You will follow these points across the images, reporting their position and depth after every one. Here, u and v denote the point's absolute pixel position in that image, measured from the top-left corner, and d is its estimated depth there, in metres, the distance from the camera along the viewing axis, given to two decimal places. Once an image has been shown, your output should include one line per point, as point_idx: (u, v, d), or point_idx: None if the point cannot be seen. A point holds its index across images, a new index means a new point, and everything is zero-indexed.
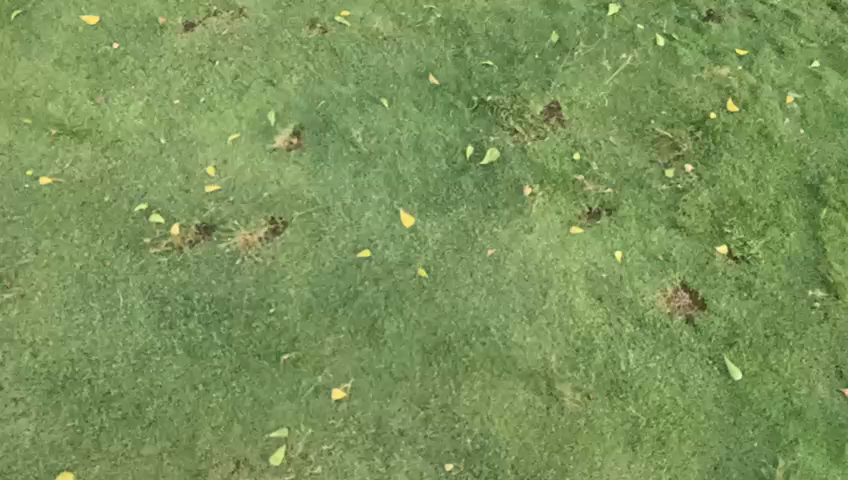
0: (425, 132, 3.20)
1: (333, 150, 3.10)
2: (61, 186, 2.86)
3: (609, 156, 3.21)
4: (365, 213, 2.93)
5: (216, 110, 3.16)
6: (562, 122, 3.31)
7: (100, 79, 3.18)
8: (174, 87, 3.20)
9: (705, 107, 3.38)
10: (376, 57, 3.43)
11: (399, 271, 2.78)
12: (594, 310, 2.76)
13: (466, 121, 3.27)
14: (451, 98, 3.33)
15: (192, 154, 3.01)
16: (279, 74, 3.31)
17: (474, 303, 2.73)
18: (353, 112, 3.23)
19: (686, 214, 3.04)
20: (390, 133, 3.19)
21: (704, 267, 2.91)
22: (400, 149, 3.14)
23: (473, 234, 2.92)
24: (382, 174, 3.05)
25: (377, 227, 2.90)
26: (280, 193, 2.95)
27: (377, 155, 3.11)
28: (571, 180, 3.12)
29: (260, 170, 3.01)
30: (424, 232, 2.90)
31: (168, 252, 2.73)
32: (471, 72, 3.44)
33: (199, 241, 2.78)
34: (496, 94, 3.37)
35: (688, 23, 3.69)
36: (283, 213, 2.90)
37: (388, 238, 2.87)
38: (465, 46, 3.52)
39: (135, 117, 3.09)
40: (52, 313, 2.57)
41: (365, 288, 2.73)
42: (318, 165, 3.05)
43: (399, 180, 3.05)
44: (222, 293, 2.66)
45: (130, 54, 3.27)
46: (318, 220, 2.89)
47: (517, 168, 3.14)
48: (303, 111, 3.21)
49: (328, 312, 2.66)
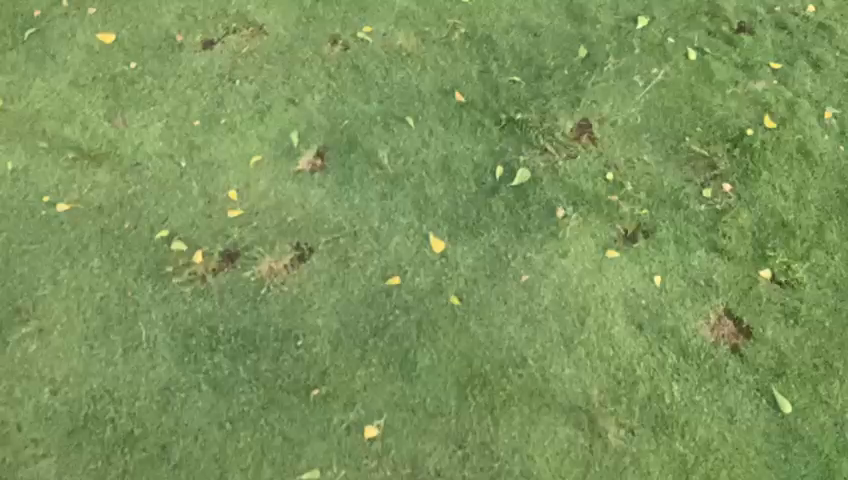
0: (453, 153, 3.10)
1: (359, 172, 3.00)
2: (79, 212, 2.76)
3: (643, 176, 3.10)
4: (393, 238, 2.83)
5: (237, 131, 3.07)
6: (593, 140, 3.20)
7: (118, 99, 3.09)
8: (193, 108, 3.11)
9: (741, 123, 3.27)
10: (400, 74, 3.33)
11: (431, 299, 2.68)
12: (634, 339, 2.64)
13: (494, 140, 3.16)
14: (478, 116, 3.23)
15: (214, 177, 2.93)
16: (300, 93, 3.22)
17: (509, 333, 2.62)
18: (378, 132, 3.13)
19: (726, 236, 2.92)
20: (416, 153, 3.08)
21: (748, 292, 2.79)
22: (428, 170, 3.03)
23: (506, 259, 2.81)
24: (410, 197, 2.95)
25: (406, 252, 2.79)
26: (305, 218, 2.85)
27: (404, 176, 3.00)
28: (606, 200, 3.01)
29: (284, 194, 2.92)
30: (455, 257, 2.80)
31: (191, 282, 2.63)
32: (498, 89, 3.33)
33: (222, 268, 2.68)
34: (524, 111, 3.26)
35: (719, 36, 3.59)
36: (308, 238, 2.80)
37: (418, 264, 2.76)
38: (490, 62, 3.42)
39: (154, 140, 3.00)
40: (72, 347, 2.46)
41: (396, 318, 2.62)
42: (343, 187, 2.95)
43: (428, 202, 2.94)
44: (248, 324, 2.56)
45: (148, 74, 3.18)
46: (345, 245, 2.79)
47: (549, 189, 3.02)
48: (327, 132, 3.12)
49: (358, 342, 2.55)
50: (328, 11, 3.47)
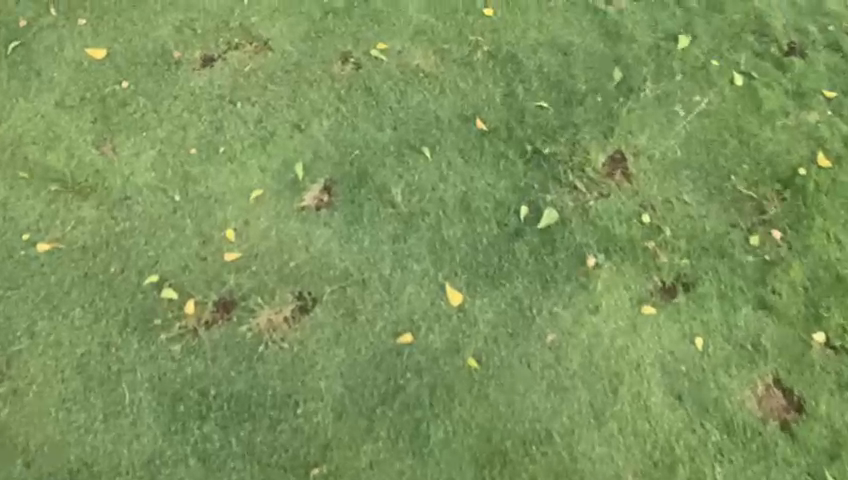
0: (473, 189, 2.81)
1: (369, 210, 2.72)
2: (62, 253, 2.52)
3: (683, 219, 2.80)
4: (406, 288, 2.56)
5: (237, 161, 2.80)
6: (628, 176, 2.90)
7: (107, 123, 2.82)
8: (189, 133, 2.84)
9: (792, 161, 2.95)
10: (416, 97, 3.04)
11: (446, 361, 2.42)
12: (672, 412, 2.38)
13: (519, 175, 2.87)
14: (502, 147, 2.93)
15: (210, 214, 2.67)
16: (307, 118, 2.94)
17: (533, 402, 2.36)
18: (391, 164, 2.85)
19: (776, 292, 2.63)
20: (433, 189, 2.80)
21: (800, 360, 2.51)
22: (445, 209, 2.75)
23: (530, 315, 2.54)
24: (425, 239, 2.67)
25: (420, 305, 2.52)
26: (308, 262, 2.59)
27: (419, 215, 2.72)
28: (642, 247, 2.72)
29: (286, 234, 2.65)
30: (473, 312, 2.52)
31: (181, 337, 2.39)
32: (523, 115, 3.03)
33: (216, 320, 2.43)
34: (552, 142, 2.96)
35: (768, 58, 3.25)
36: (311, 286, 2.53)
37: (433, 319, 2.50)
38: (515, 84, 3.11)
39: (146, 170, 2.73)
40: (49, 412, 2.24)
41: (407, 383, 2.36)
42: (351, 227, 2.68)
43: (445, 247, 2.66)
44: (243, 387, 2.31)
45: (141, 94, 2.90)
46: (352, 294, 2.52)
47: (579, 233, 2.73)
48: (334, 162, 2.83)
49: (365, 410, 2.30)
50: (339, 25, 3.17)
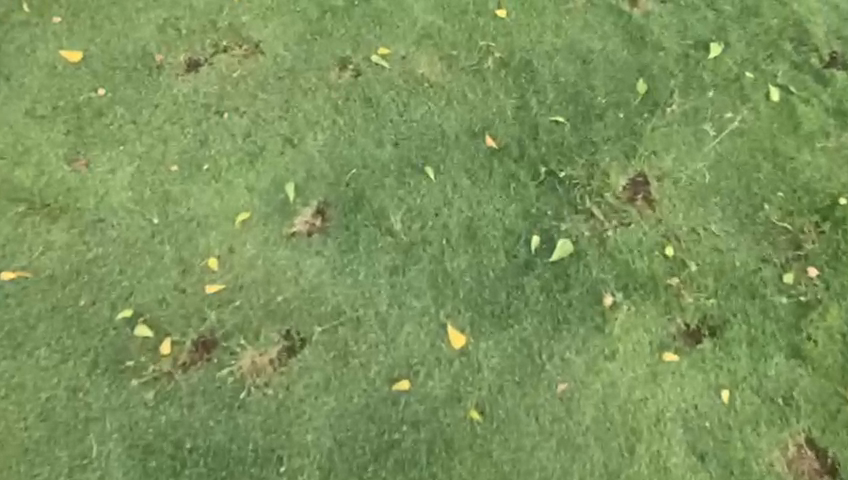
0: (480, 214, 2.55)
1: (365, 238, 2.47)
2: (28, 283, 2.32)
3: (710, 253, 2.55)
4: (403, 327, 2.32)
5: (222, 180, 2.55)
6: (650, 203, 2.64)
7: (81, 136, 2.59)
8: (170, 148, 2.59)
9: (832, 189, 2.69)
10: (420, 109, 2.75)
11: (446, 412, 2.20)
12: (694, 475, 2.18)
13: (531, 199, 2.60)
14: (513, 167, 2.65)
15: (192, 239, 2.44)
16: (299, 131, 2.67)
17: (541, 461, 2.15)
18: (391, 185, 2.58)
19: (810, 339, 2.40)
20: (436, 214, 2.54)
21: (836, 417, 2.29)
22: (448, 238, 2.50)
23: (539, 360, 2.30)
24: (426, 272, 2.43)
25: (418, 347, 2.29)
26: (297, 297, 2.35)
27: (419, 245, 2.47)
28: (664, 285, 2.47)
29: (274, 264, 2.41)
30: (477, 356, 2.29)
31: (156, 381, 2.19)
32: (537, 131, 2.75)
33: (195, 363, 2.23)
34: (568, 163, 2.69)
35: (807, 70, 2.96)
36: (300, 324, 2.31)
37: (433, 364, 2.27)
38: (529, 95, 2.82)
39: (122, 190, 2.51)
40: (10, 464, 2.07)
41: (403, 437, 2.16)
42: (345, 257, 2.43)
43: (448, 281, 2.42)
44: (222, 439, 2.12)
45: (118, 103, 2.66)
46: (344, 334, 2.30)
47: (596, 267, 2.48)
48: (328, 182, 2.57)
49: (356, 467, 2.11)
50: (337, 26, 2.89)
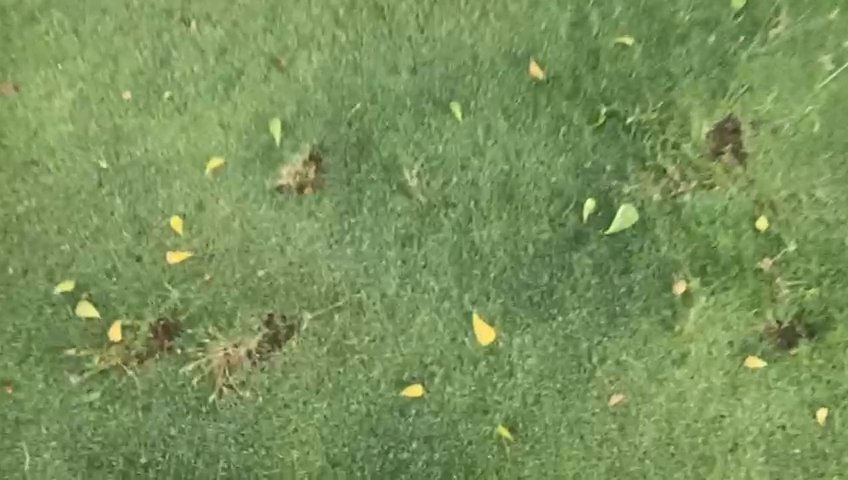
0: (520, 168, 1.95)
1: (371, 196, 1.91)
2: None
3: (817, 226, 1.95)
4: (417, 315, 1.82)
5: (189, 112, 1.95)
6: (741, 158, 1.98)
7: (6, 48, 1.97)
8: (121, 67, 1.97)
9: None
10: (446, 25, 2.00)
11: (468, 428, 1.74)
12: None
13: (586, 149, 1.98)
14: (565, 106, 1.99)
15: (150, 191, 1.90)
16: (289, 48, 1.97)
17: None
18: (406, 125, 1.95)
19: None
20: (463, 166, 1.94)
21: None
22: (478, 199, 1.93)
23: (589, 364, 1.81)
24: (448, 244, 1.89)
25: (436, 343, 1.80)
26: (283, 272, 1.85)
27: (441, 207, 1.91)
28: (753, 268, 1.92)
29: (253, 228, 1.88)
30: (509, 356, 1.81)
31: (103, 376, 1.74)
32: (598, 57, 2.01)
33: (153, 353, 1.77)
34: (637, 101, 2.00)
35: None
36: (286, 306, 1.82)
37: (453, 364, 1.79)
38: (589, 8, 2.01)
39: (60, 122, 1.94)
40: None
41: (414, 459, 1.72)
42: (344, 220, 1.89)
43: (476, 257, 1.89)
44: (187, 453, 1.70)
45: (54, 3, 1.98)
46: (342, 322, 1.81)
47: (667, 243, 1.93)
48: (325, 120, 1.95)
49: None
50: None
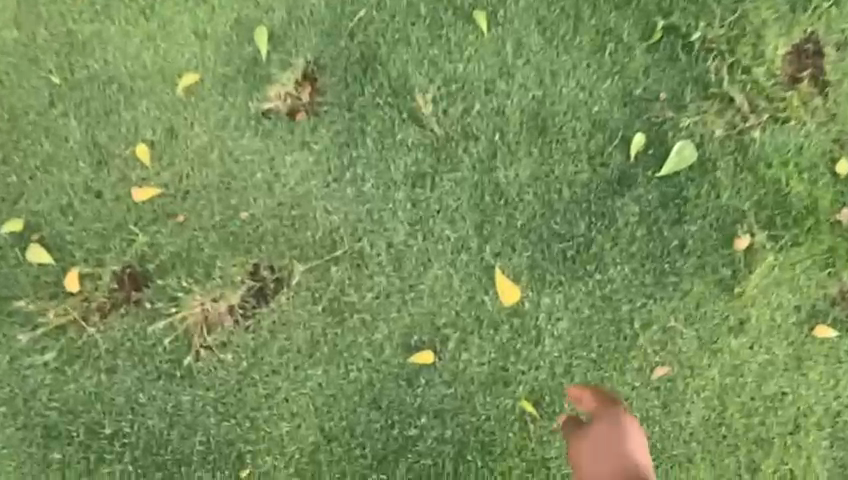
0: (556, 95, 1.61)
1: (376, 124, 1.58)
2: None
3: None
4: (429, 269, 1.54)
5: (155, 17, 1.58)
6: (825, 85, 1.63)
7: None
8: None
9: None
10: None
11: (486, 402, 1.49)
12: None
13: (637, 73, 1.62)
14: (614, 17, 1.62)
15: (111, 114, 1.57)
16: None
17: None
18: (419, 38, 1.59)
19: None
20: (487, 90, 1.60)
21: None
22: (504, 131, 1.60)
23: (629, 331, 1.54)
24: (468, 185, 1.58)
25: (450, 304, 1.53)
26: (270, 216, 1.55)
27: (460, 141, 1.59)
28: (830, 222, 1.60)
29: (234, 161, 1.57)
30: (536, 320, 1.53)
31: (60, 332, 1.49)
32: None
33: (118, 306, 1.51)
34: (704, 12, 1.62)
35: None
36: (273, 255, 1.53)
37: (470, 328, 1.52)
38: None
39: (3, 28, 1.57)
40: None
41: (422, 437, 1.47)
42: (344, 154, 1.57)
43: (500, 201, 1.58)
44: (159, 423, 1.46)
45: None
46: (340, 276, 1.53)
47: (728, 190, 1.61)
48: (322, 30, 1.59)
49: (360, 472, 1.47)
50: None
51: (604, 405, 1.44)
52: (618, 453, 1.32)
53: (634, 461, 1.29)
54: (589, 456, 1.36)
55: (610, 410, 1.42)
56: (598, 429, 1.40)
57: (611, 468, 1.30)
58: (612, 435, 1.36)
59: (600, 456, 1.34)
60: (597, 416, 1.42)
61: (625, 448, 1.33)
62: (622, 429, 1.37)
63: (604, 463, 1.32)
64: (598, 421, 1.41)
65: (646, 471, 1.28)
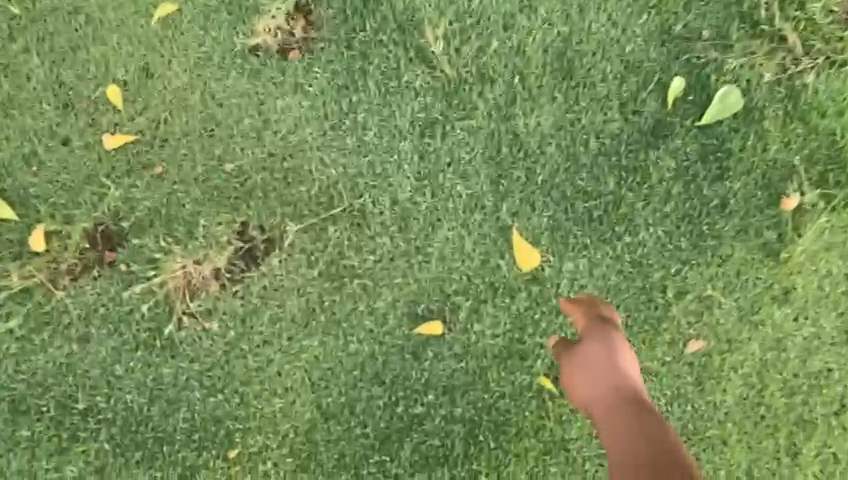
0: (585, 32, 1.41)
1: (378, 64, 1.39)
2: None
3: None
4: (438, 230, 1.37)
5: None
6: None
7: None
8: None
9: None
10: None
11: (501, 377, 1.35)
12: None
13: (678, 7, 1.41)
14: None
15: (76, 49, 1.37)
16: None
17: None
18: None
19: None
20: (506, 25, 1.40)
21: None
22: (525, 73, 1.40)
23: (660, 300, 1.38)
24: (483, 135, 1.40)
25: (461, 268, 1.36)
26: (259, 168, 1.37)
27: (474, 83, 1.40)
28: None
29: (217, 105, 1.38)
30: (557, 287, 1.37)
31: (26, 297, 1.33)
32: None
33: (90, 268, 1.35)
34: None
35: None
36: (263, 212, 1.36)
37: (484, 296, 1.36)
38: None
39: None
40: None
41: (430, 415, 1.33)
42: (342, 98, 1.38)
43: (519, 153, 1.40)
44: (138, 399, 1.31)
45: None
46: (338, 236, 1.36)
47: (776, 142, 1.42)
48: None
49: (360, 453, 1.32)
50: None
51: (593, 321, 1.27)
52: (613, 373, 1.22)
53: (630, 381, 1.21)
54: (583, 379, 1.23)
55: (601, 325, 1.27)
56: (590, 347, 1.24)
57: (608, 389, 1.20)
58: (607, 355, 1.23)
59: (595, 379, 1.22)
60: (588, 333, 1.26)
61: (620, 367, 1.22)
62: (615, 349, 1.24)
63: (602, 385, 1.21)
64: (589, 339, 1.25)
65: (639, 387, 1.22)
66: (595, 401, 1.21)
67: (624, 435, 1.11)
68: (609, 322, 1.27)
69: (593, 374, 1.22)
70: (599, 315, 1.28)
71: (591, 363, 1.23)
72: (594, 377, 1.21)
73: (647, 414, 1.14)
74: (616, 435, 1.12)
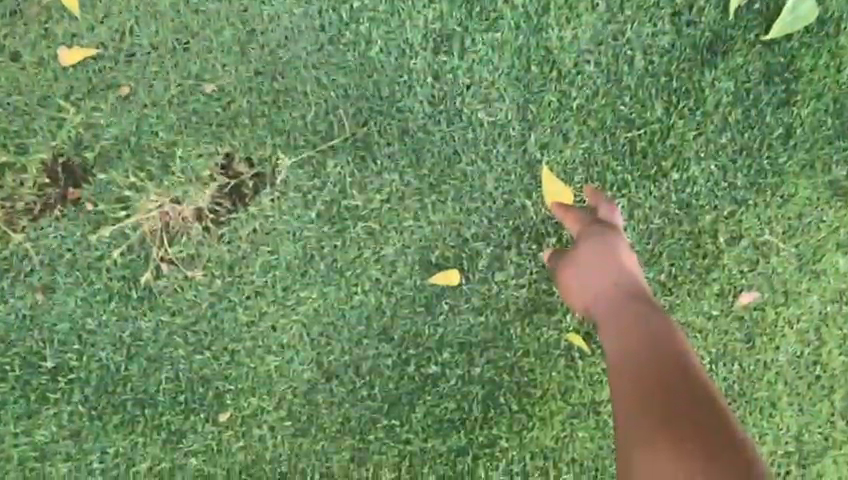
0: None
1: None
2: None
3: None
4: (455, 165, 1.17)
5: None
6: None
7: None
8: None
9: None
10: None
11: (524, 333, 1.19)
12: None
13: None
14: None
15: None
16: None
17: None
18: None
19: None
20: None
21: None
22: None
23: (708, 246, 1.20)
24: (510, 51, 1.17)
25: (481, 210, 1.18)
26: (242, 90, 1.16)
27: None
28: None
29: (191, 11, 1.15)
30: None
31: None
32: None
33: (51, 207, 1.15)
34: None
35: None
36: (250, 143, 1.16)
37: (507, 242, 1.18)
38: None
39: None
40: None
41: (444, 375, 1.18)
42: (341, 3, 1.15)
43: (551, 73, 1.18)
44: (115, 356, 1.16)
45: None
46: (339, 172, 1.16)
47: None
48: None
49: (367, 417, 1.18)
50: None
51: (589, 224, 1.09)
52: (614, 277, 1.04)
53: (633, 285, 1.03)
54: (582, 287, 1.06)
55: (600, 228, 1.08)
56: (586, 247, 1.07)
57: (610, 293, 1.03)
58: (608, 258, 1.05)
59: (593, 284, 1.05)
60: (584, 236, 1.08)
61: (621, 269, 1.05)
62: (616, 252, 1.06)
63: (599, 287, 1.04)
64: (584, 244, 1.07)
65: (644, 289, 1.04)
66: (594, 310, 1.04)
67: (623, 344, 0.94)
68: (609, 223, 1.09)
69: (592, 281, 1.05)
70: (599, 217, 1.10)
71: (587, 264, 1.06)
72: (592, 285, 1.04)
73: (652, 316, 0.97)
74: (611, 338, 0.96)
